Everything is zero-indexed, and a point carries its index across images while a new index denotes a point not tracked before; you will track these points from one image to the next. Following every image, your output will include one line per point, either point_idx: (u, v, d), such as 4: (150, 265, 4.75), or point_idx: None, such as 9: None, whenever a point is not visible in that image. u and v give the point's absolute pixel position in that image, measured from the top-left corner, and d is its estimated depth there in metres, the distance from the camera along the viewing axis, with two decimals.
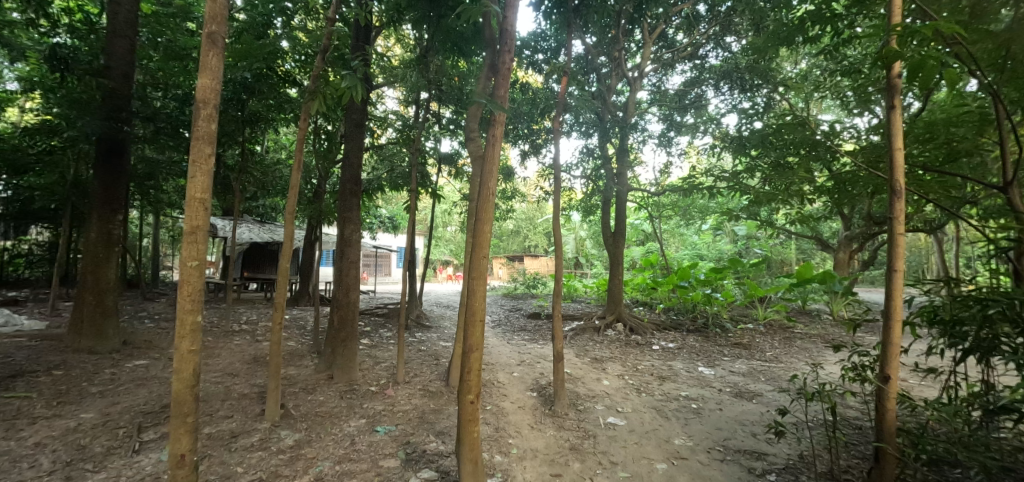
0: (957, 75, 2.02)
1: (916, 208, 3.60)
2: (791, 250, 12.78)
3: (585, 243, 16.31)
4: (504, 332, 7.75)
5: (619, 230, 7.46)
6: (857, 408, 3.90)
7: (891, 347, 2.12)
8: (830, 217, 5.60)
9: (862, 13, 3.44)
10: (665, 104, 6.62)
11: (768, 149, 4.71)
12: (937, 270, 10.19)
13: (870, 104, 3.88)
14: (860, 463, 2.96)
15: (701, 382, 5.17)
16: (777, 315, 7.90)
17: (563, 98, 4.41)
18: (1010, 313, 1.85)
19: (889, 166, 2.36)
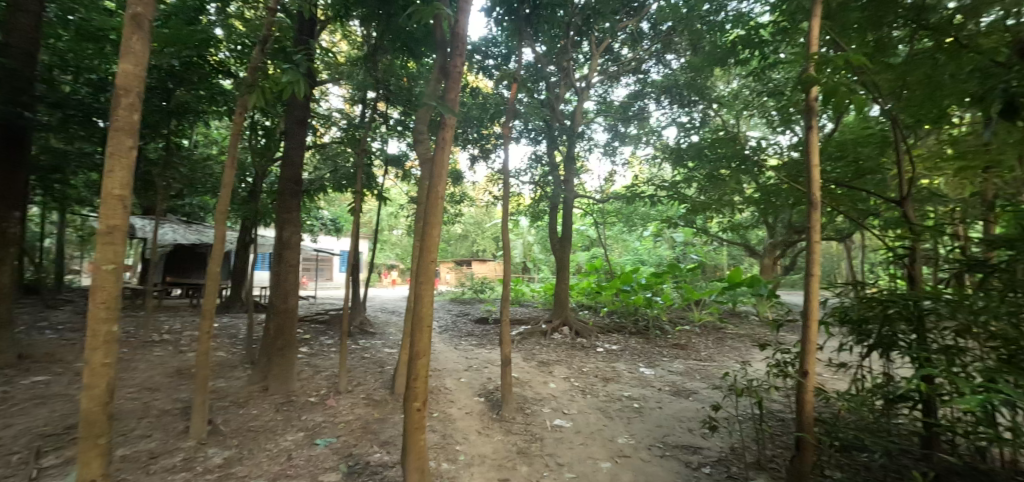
0: (863, 99, 2.27)
1: (829, 219, 3.98)
2: (723, 256, 13.69)
3: (532, 248, 16.53)
4: (451, 337, 7.66)
5: (566, 235, 7.63)
6: (779, 402, 4.24)
7: (809, 344, 2.32)
8: (757, 225, 6.06)
9: (785, 41, 3.77)
10: (610, 115, 6.88)
11: (703, 161, 5.02)
12: (846, 274, 11.32)
13: (791, 123, 4.25)
14: (783, 452, 3.21)
15: (642, 382, 5.39)
16: (710, 317, 8.42)
17: (512, 105, 4.39)
18: (906, 313, 2.08)
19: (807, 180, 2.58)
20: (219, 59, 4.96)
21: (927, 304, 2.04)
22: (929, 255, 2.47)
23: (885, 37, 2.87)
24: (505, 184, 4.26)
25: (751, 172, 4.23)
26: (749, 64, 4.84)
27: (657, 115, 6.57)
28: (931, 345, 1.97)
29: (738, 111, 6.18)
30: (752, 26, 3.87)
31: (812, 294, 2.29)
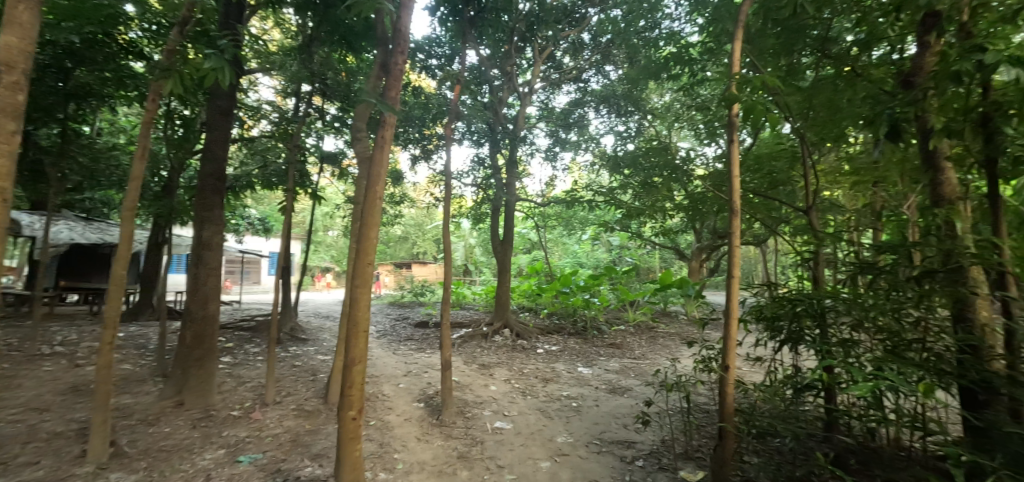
0: (777, 117, 2.50)
1: (748, 225, 4.33)
2: (655, 259, 14.44)
3: (475, 250, 16.52)
4: (390, 342, 7.43)
5: (507, 238, 7.69)
6: (704, 395, 4.54)
7: (730, 340, 2.51)
8: (686, 230, 6.46)
9: (710, 61, 4.08)
10: (552, 121, 7.05)
11: (638, 169, 5.29)
12: (762, 276, 12.40)
13: (716, 136, 4.59)
14: (708, 442, 3.45)
15: (581, 382, 5.54)
16: (643, 317, 8.86)
17: (455, 106, 4.33)
18: (811, 310, 2.31)
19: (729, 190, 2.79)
20: (129, 37, 4.42)
21: (828, 302, 2.28)
22: (829, 258, 2.76)
23: (795, 63, 3.19)
24: (447, 186, 4.20)
25: (681, 181, 4.51)
26: (680, 80, 5.16)
27: (596, 123, 6.81)
28: (831, 338, 2.20)
29: (669, 122, 6.56)
30: (682, 45, 4.14)
31: (733, 294, 2.48)
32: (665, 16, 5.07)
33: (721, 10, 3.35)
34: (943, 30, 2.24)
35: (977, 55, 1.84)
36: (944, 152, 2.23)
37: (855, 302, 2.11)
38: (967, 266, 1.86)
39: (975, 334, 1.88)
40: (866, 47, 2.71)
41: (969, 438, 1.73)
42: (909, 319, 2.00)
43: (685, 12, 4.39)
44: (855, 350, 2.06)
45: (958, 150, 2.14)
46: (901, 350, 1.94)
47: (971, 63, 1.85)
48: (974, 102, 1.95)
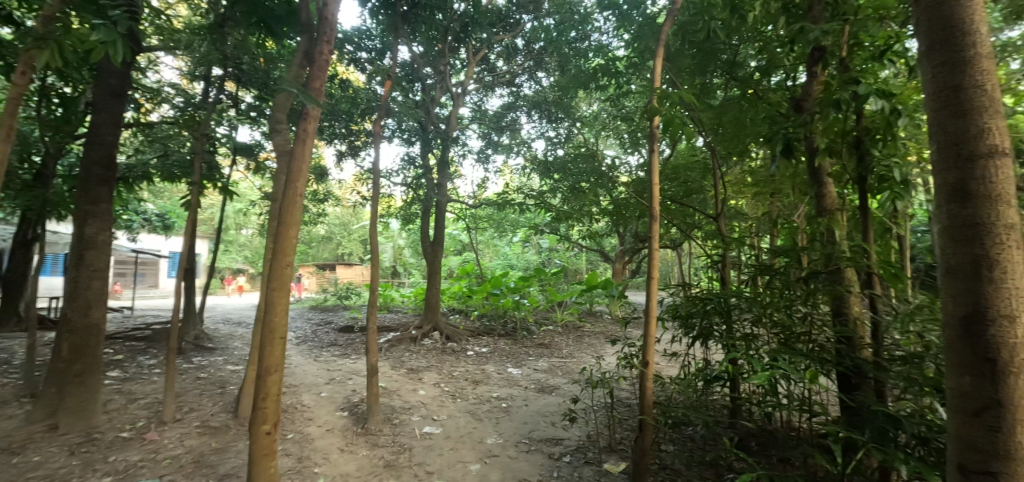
0: (692, 131, 2.72)
1: (666, 230, 4.65)
2: (582, 261, 15.00)
3: (404, 252, 16.09)
4: (310, 349, 6.99)
5: (438, 239, 7.57)
6: (626, 390, 4.80)
7: (650, 338, 2.66)
8: (611, 234, 6.79)
9: (635, 75, 4.35)
10: (484, 123, 7.08)
11: (567, 174, 5.48)
12: (677, 277, 13.38)
13: (639, 146, 4.90)
14: (629, 435, 3.64)
15: (511, 382, 5.60)
16: (570, 317, 9.17)
17: (385, 102, 4.18)
18: (720, 308, 2.52)
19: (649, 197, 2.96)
20: None
21: (733, 301, 2.51)
22: (735, 260, 3.05)
23: (707, 83, 3.49)
24: (376, 185, 4.03)
25: (607, 187, 4.74)
26: (607, 91, 5.43)
27: (528, 127, 6.93)
28: (736, 333, 2.42)
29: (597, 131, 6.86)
30: (609, 58, 4.37)
31: (652, 295, 2.63)
32: (595, 29, 5.30)
33: (644, 28, 3.58)
34: (827, 63, 2.58)
35: (852, 87, 2.14)
36: (826, 170, 2.56)
37: (756, 300, 2.35)
38: (843, 269, 2.15)
39: (849, 327, 2.17)
40: (767, 72, 3.03)
41: (844, 416, 2.00)
42: (798, 314, 2.26)
43: (612, 27, 4.62)
44: (755, 344, 2.28)
45: (836, 168, 2.47)
46: (793, 342, 2.20)
47: (848, 94, 2.14)
48: (850, 126, 2.26)
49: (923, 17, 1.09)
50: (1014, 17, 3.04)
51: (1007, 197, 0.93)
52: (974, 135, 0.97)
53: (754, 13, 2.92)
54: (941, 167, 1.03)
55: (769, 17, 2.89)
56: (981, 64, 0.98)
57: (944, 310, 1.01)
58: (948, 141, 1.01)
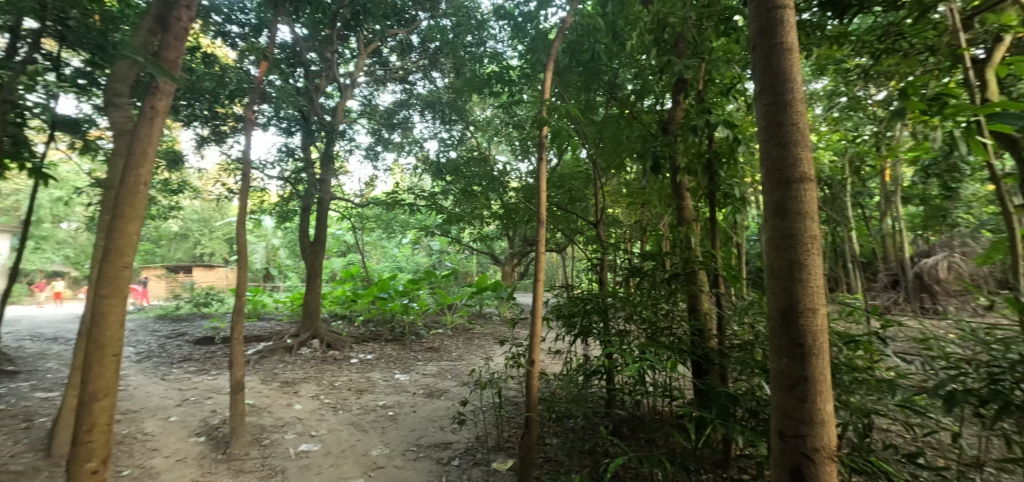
0: (577, 143, 2.92)
1: (552, 235, 4.94)
2: (473, 264, 15.13)
3: (278, 252, 14.64)
4: (156, 365, 5.94)
5: (319, 240, 7.00)
6: (514, 388, 4.95)
7: (536, 337, 2.76)
8: (501, 237, 6.96)
9: (527, 86, 4.53)
10: (374, 118, 6.78)
11: (459, 177, 5.50)
12: (562, 279, 14.25)
13: (529, 155, 5.15)
14: (516, 432, 3.77)
15: (398, 389, 5.40)
16: (460, 319, 9.20)
17: (259, 85, 3.72)
18: (598, 307, 2.73)
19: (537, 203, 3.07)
20: None
21: (609, 300, 2.74)
22: (611, 263, 3.33)
23: (591, 99, 3.77)
24: (245, 177, 3.57)
25: (498, 191, 4.85)
26: (502, 99, 5.57)
27: (420, 126, 6.78)
28: (611, 330, 2.64)
29: (490, 136, 6.99)
30: (503, 66, 4.49)
31: (539, 296, 2.75)
32: (490, 37, 5.54)
33: (537, 41, 3.76)
34: (688, 93, 2.97)
35: (706, 116, 2.50)
36: (685, 185, 2.94)
37: (628, 299, 2.59)
38: (696, 271, 2.49)
39: (701, 321, 2.52)
40: (641, 95, 3.39)
41: (696, 399, 2.31)
42: (662, 311, 2.55)
43: (507, 36, 4.76)
44: (627, 338, 2.51)
45: (693, 184, 2.85)
46: (657, 336, 2.47)
47: (703, 121, 2.50)
48: (703, 149, 2.64)
49: (757, 62, 1.31)
50: (818, 73, 3.82)
51: (812, 215, 1.17)
52: (791, 163, 1.20)
53: (632, 40, 3.24)
54: (767, 189, 1.25)
55: (644, 46, 3.23)
56: (796, 106, 1.22)
57: (769, 306, 1.23)
58: (772, 167, 1.24)
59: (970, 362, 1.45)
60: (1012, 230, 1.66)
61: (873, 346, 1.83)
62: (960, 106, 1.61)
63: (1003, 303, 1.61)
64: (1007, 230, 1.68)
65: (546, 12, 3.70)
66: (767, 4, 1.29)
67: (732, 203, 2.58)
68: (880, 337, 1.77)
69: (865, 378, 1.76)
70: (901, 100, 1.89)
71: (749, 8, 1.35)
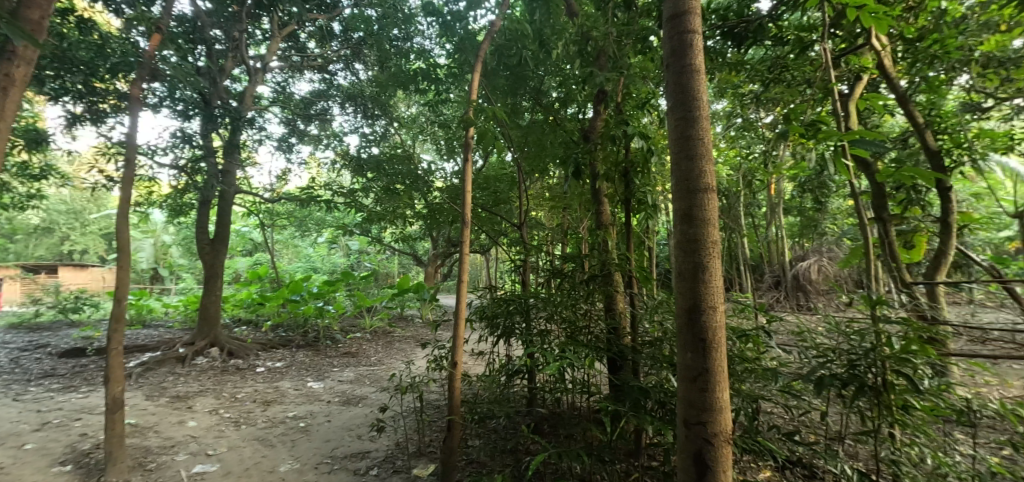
0: (502, 146, 2.94)
1: (476, 237, 4.95)
2: (394, 265, 14.68)
3: (169, 251, 13.09)
4: (6, 384, 5.00)
5: (220, 237, 6.36)
6: (436, 392, 4.88)
7: (459, 339, 2.73)
8: (424, 237, 6.82)
9: (454, 86, 4.47)
10: (288, 107, 6.36)
11: (381, 174, 5.29)
12: (485, 281, 14.36)
13: (455, 155, 5.13)
14: (438, 435, 3.71)
15: (310, 399, 5.05)
16: (380, 322, 8.88)
17: (150, 61, 3.27)
18: (521, 308, 2.76)
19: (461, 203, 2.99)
20: None
21: (531, 301, 2.79)
22: (534, 264, 3.39)
23: (517, 104, 3.75)
24: (129, 163, 3.13)
25: (422, 189, 4.58)
26: (428, 97, 5.45)
27: (339, 119, 6.43)
28: (533, 330, 2.69)
29: (414, 134, 6.82)
30: (430, 63, 4.40)
31: (461, 297, 2.71)
32: (417, 33, 5.25)
33: (466, 42, 3.79)
34: (608, 104, 3.13)
35: (624, 127, 2.67)
36: (604, 192, 3.09)
37: (549, 300, 2.66)
38: (612, 272, 2.63)
39: (616, 320, 2.67)
40: (565, 103, 3.51)
41: (611, 393, 2.44)
42: (581, 312, 2.65)
43: (434, 34, 4.68)
44: (548, 338, 2.57)
45: (611, 191, 3.01)
46: (576, 335, 2.56)
47: (622, 132, 2.67)
48: (621, 158, 2.79)
49: (669, 80, 1.42)
50: (719, 94, 4.26)
51: (713, 222, 1.29)
52: (696, 175, 1.32)
53: (558, 50, 3.36)
54: (675, 198, 1.36)
55: (568, 56, 3.36)
56: (701, 124, 1.34)
57: (675, 305, 1.34)
58: (681, 177, 1.35)
59: (834, 351, 1.69)
60: (866, 238, 1.94)
61: (760, 339, 2.07)
62: (829, 132, 1.87)
63: (859, 299, 1.90)
64: (864, 238, 1.95)
65: (475, 14, 3.72)
66: (678, 28, 1.40)
67: (646, 209, 2.76)
68: (766, 331, 2.00)
69: (754, 368, 1.98)
70: (785, 124, 2.16)
71: (662, 29, 1.46)
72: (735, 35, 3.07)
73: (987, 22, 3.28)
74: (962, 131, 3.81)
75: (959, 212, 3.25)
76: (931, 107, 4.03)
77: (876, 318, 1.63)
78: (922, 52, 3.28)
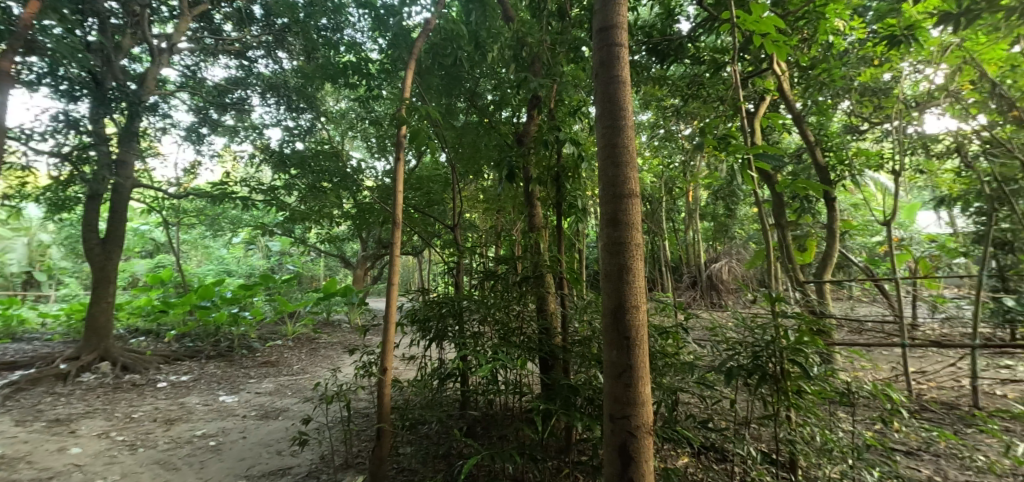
0: (436, 146, 2.87)
1: (408, 238, 4.83)
2: (320, 267, 13.94)
3: (48, 252, 11.43)
4: None
5: (113, 236, 5.65)
6: (365, 399, 4.69)
7: (389, 343, 2.63)
8: (352, 238, 6.53)
9: (386, 82, 4.34)
10: (198, 93, 5.83)
11: (304, 172, 4.87)
12: (417, 283, 14.11)
13: (386, 154, 4.98)
14: (367, 445, 3.55)
15: (221, 415, 4.61)
16: (304, 329, 8.38)
17: (25, 31, 2.81)
18: (453, 310, 2.72)
19: (392, 204, 2.88)
20: None
21: (464, 302, 2.76)
22: (467, 266, 3.35)
23: (452, 105, 3.75)
24: None
25: (350, 189, 4.28)
26: (358, 92, 5.23)
27: (259, 111, 5.96)
28: (466, 333, 2.66)
29: (343, 130, 6.52)
30: (361, 57, 4.20)
31: (391, 300, 2.62)
32: (347, 25, 4.85)
33: (399, 38, 3.64)
34: (541, 110, 3.18)
35: (556, 133, 2.74)
36: (536, 195, 3.14)
37: (482, 302, 2.65)
38: (544, 274, 2.68)
39: (547, 320, 2.72)
40: (499, 106, 3.52)
41: (543, 393, 2.48)
42: (514, 313, 2.67)
43: (366, 27, 4.47)
44: (481, 340, 2.56)
45: (543, 194, 3.06)
46: (509, 336, 2.57)
47: (553, 137, 2.73)
48: (553, 163, 2.85)
49: (598, 89, 1.47)
50: (644, 106, 4.53)
51: (637, 226, 1.36)
52: (622, 180, 1.38)
53: (493, 53, 3.38)
54: (602, 202, 1.42)
55: (503, 60, 3.39)
56: (626, 132, 1.41)
57: (602, 305, 1.40)
58: (608, 182, 1.41)
59: (741, 344, 1.86)
60: (768, 242, 2.13)
61: (679, 336, 2.21)
62: (737, 145, 2.06)
63: (762, 296, 2.10)
64: (766, 242, 2.14)
65: (410, 10, 3.65)
66: (607, 40, 1.46)
67: (575, 213, 2.85)
68: (684, 328, 2.15)
69: (674, 362, 2.11)
70: (701, 136, 2.34)
71: (591, 40, 1.52)
72: (658, 52, 3.38)
73: (864, 55, 3.78)
74: (843, 150, 4.36)
75: (842, 220, 3.70)
76: (820, 128, 4.57)
77: (776, 313, 1.80)
78: (815, 77, 3.73)
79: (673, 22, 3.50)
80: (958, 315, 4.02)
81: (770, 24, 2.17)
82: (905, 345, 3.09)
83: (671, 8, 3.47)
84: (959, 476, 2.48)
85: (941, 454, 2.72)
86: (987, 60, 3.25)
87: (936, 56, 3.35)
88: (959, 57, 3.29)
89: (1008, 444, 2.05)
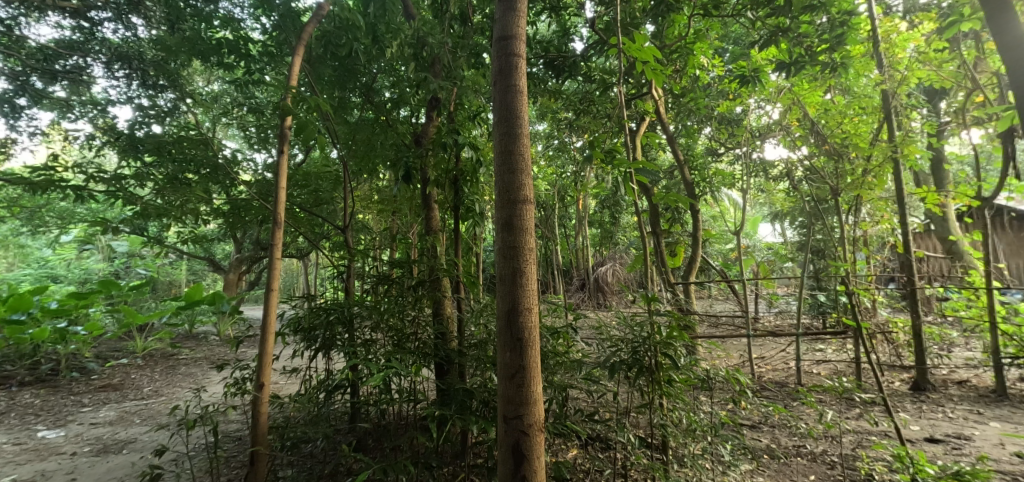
0: (325, 141, 2.65)
1: (291, 240, 4.40)
2: (180, 271, 12.10)
3: None
4: None
5: None
6: (238, 420, 4.17)
7: (266, 355, 2.35)
8: (222, 238, 5.75)
9: (268, 65, 3.90)
10: (13, 55, 4.76)
11: (163, 158, 3.97)
12: (303, 287, 13.03)
13: (268, 145, 4.49)
14: (239, 471, 3.16)
15: (39, 455, 3.73)
16: (158, 344, 7.23)
17: None
18: (343, 317, 2.52)
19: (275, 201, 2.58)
20: None
21: (355, 309, 2.58)
22: (359, 270, 3.15)
23: (346, 99, 3.46)
24: None
25: (222, 183, 3.79)
26: (232, 74, 4.67)
27: (101, 84, 5.03)
28: (356, 341, 2.49)
29: (215, 116, 5.76)
30: (240, 35, 3.69)
31: (269, 307, 2.35)
32: None
33: (286, 21, 3.33)
34: (440, 112, 3.17)
35: (455, 136, 2.72)
36: (434, 198, 3.07)
37: (374, 308, 2.50)
38: (440, 278, 2.63)
39: (443, 326, 2.70)
40: (396, 105, 3.39)
41: (438, 399, 2.42)
42: (409, 318, 2.56)
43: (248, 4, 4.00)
44: (372, 348, 2.41)
45: (440, 197, 3.02)
46: (403, 342, 2.45)
47: (453, 140, 2.71)
48: (451, 166, 2.82)
49: (496, 96, 1.49)
50: (541, 115, 4.72)
51: (530, 231, 1.41)
52: (517, 187, 1.41)
53: (392, 49, 3.24)
54: (499, 206, 1.44)
55: (402, 58, 3.29)
56: (523, 141, 1.44)
57: (497, 308, 1.41)
58: (505, 189, 1.42)
59: (623, 340, 2.01)
60: (647, 248, 2.33)
61: (569, 335, 2.32)
62: (621, 159, 2.22)
63: (640, 298, 2.31)
64: (644, 248, 2.35)
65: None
66: (506, 49, 1.50)
67: (473, 217, 2.88)
68: (573, 329, 2.26)
69: (562, 360, 2.21)
70: (591, 149, 2.50)
71: (491, 49, 1.54)
72: (555, 67, 3.62)
73: (722, 90, 4.47)
74: (705, 170, 5.28)
75: (703, 229, 4.22)
76: (689, 148, 5.22)
77: (651, 311, 1.99)
78: (684, 104, 4.27)
79: (568, 40, 3.74)
80: (788, 309, 4.86)
81: (650, 54, 2.40)
82: (750, 335, 3.63)
83: (566, 27, 3.71)
84: (788, 442, 2.98)
85: (775, 425, 3.26)
86: (808, 103, 4.00)
87: (774, 95, 4.05)
88: (789, 98, 3.95)
89: (822, 412, 2.51)
